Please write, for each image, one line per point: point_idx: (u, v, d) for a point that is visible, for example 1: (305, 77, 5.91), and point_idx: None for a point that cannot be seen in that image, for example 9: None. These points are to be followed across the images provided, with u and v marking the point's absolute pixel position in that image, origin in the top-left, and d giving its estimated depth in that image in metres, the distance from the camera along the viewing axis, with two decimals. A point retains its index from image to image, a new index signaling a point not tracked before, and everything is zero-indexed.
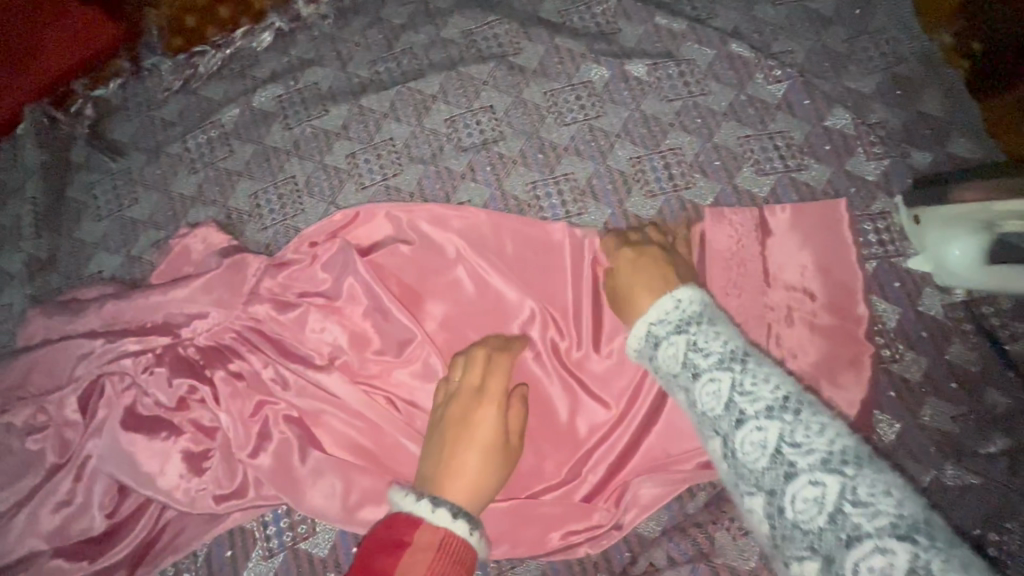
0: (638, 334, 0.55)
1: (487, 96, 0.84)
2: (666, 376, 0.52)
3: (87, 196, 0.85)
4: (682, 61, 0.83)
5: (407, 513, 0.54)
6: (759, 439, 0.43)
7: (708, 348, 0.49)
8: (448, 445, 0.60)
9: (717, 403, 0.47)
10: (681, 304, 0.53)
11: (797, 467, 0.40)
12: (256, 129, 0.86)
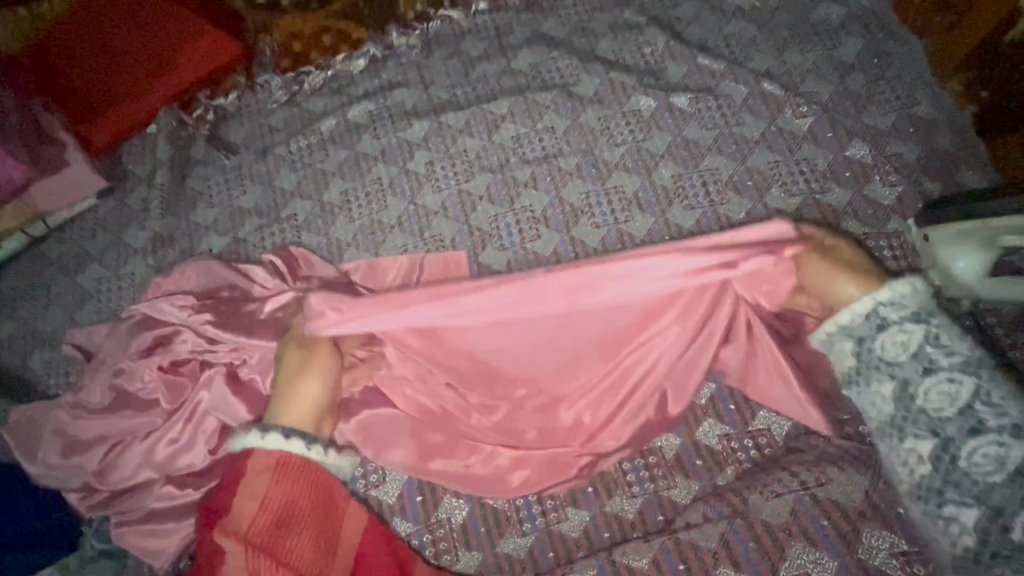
0: (860, 308, 0.60)
1: (549, 118, 0.97)
2: (870, 360, 0.60)
3: (203, 186, 0.99)
4: (720, 96, 0.95)
5: (248, 447, 0.63)
6: (949, 390, 0.56)
7: (915, 322, 0.59)
8: (283, 390, 0.67)
9: (891, 347, 0.59)
10: (904, 296, 0.60)
11: (987, 422, 0.54)
12: (349, 136, 1.00)
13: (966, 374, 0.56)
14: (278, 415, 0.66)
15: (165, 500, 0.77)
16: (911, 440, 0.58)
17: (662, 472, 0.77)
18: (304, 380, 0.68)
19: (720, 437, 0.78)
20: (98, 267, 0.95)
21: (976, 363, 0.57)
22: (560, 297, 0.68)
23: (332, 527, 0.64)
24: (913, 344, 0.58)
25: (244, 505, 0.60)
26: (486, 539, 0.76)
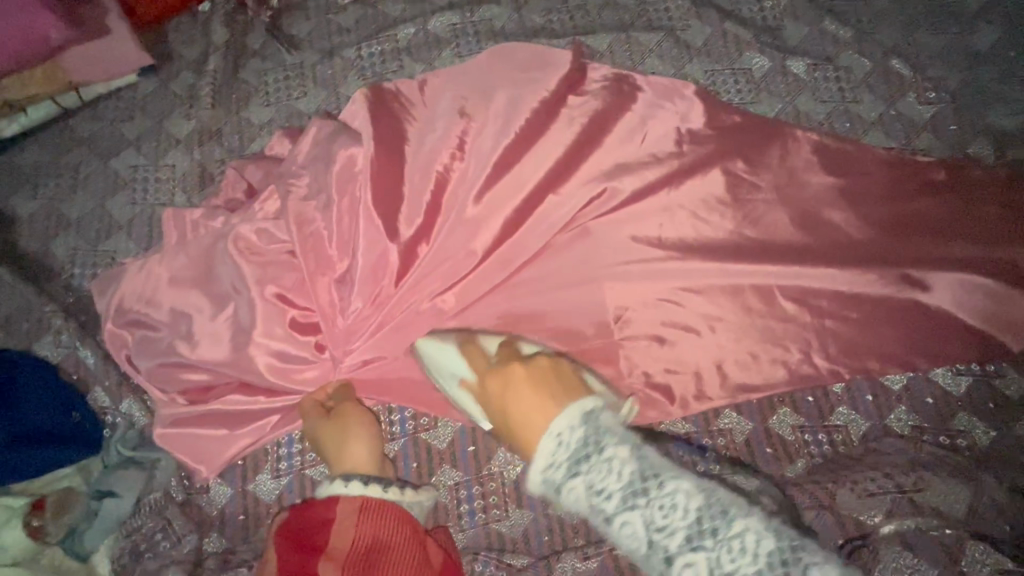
0: (540, 467, 0.54)
1: (652, 63, 0.88)
2: (578, 508, 0.53)
3: (260, 81, 0.89)
4: (840, 67, 0.87)
5: (326, 497, 0.59)
6: (635, 529, 0.49)
7: (605, 487, 0.51)
8: (325, 448, 0.66)
9: (625, 536, 0.50)
10: (563, 439, 0.53)
11: (672, 544, 0.48)
12: (428, 50, 0.90)
13: (697, 545, 0.47)
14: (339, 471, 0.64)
15: (217, 410, 0.72)
16: None
17: (731, 453, 0.74)
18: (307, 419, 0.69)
19: (792, 426, 0.75)
20: (134, 152, 0.86)
21: (709, 509, 0.48)
22: (579, 134, 0.78)
23: (423, 556, 0.57)
24: (626, 473, 0.51)
25: (341, 536, 0.56)
26: (539, 500, 0.72)
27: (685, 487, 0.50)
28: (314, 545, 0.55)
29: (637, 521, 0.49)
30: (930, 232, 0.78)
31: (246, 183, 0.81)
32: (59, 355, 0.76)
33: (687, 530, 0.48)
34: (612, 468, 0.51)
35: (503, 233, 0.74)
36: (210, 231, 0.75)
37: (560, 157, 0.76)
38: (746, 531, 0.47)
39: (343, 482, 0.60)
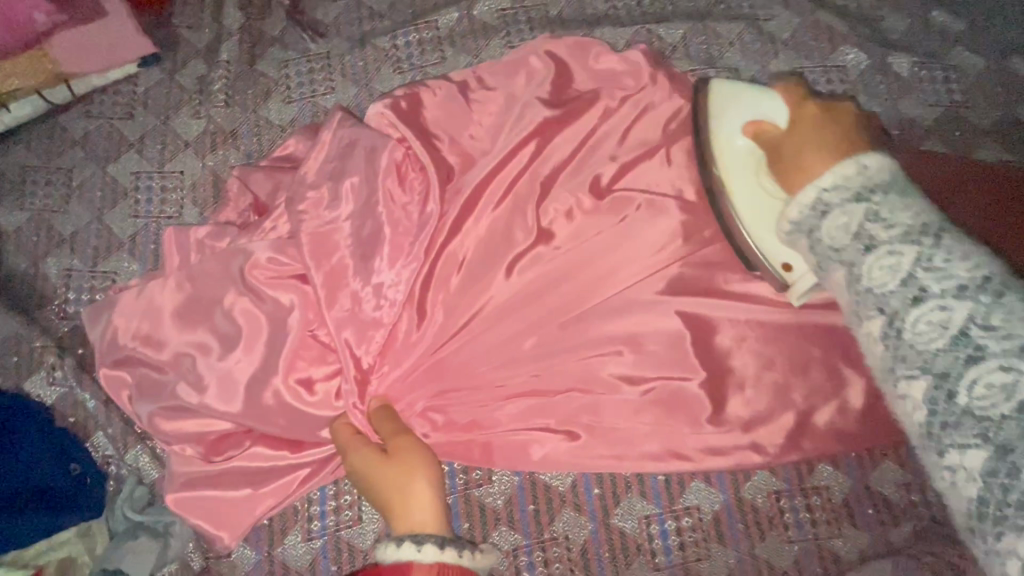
0: (802, 201, 0.50)
1: (732, 58, 0.77)
2: (822, 252, 0.49)
3: (280, 74, 0.77)
4: (949, 67, 0.76)
5: (393, 564, 0.50)
6: (1003, 383, 0.39)
7: (892, 219, 0.46)
8: (376, 486, 0.56)
9: (873, 272, 0.46)
10: (863, 167, 0.49)
11: (988, 350, 0.40)
12: (474, 40, 0.78)
13: (963, 297, 0.42)
14: (399, 523, 0.54)
15: (238, 466, 0.62)
16: (903, 384, 0.44)
17: (828, 516, 0.64)
18: (349, 454, 0.59)
19: (899, 484, 0.65)
20: (136, 156, 0.74)
21: (987, 280, 0.42)
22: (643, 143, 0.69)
23: None
24: (903, 269, 0.44)
25: None
26: (610, 567, 0.63)
27: (961, 248, 0.44)
28: None
29: (986, 443, 0.40)
30: None
31: (267, 194, 0.69)
32: (55, 396, 0.66)
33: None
34: (957, 253, 0.43)
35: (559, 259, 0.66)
36: (229, 255, 0.64)
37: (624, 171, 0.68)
38: (994, 274, 0.42)
39: (853, 159, 0.49)
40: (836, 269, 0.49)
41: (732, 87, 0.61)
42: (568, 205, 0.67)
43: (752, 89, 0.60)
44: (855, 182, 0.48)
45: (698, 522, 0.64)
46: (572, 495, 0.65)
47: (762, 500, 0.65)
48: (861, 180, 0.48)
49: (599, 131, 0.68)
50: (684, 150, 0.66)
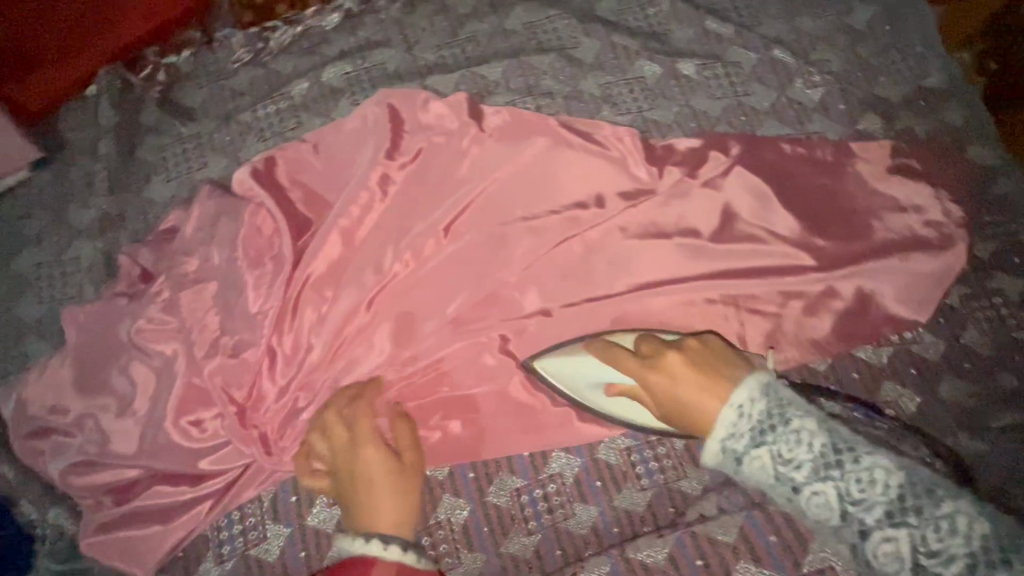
0: (712, 451, 0.57)
1: (547, 84, 0.89)
2: (756, 484, 0.57)
3: (158, 159, 0.88)
4: (728, 64, 0.89)
5: (359, 556, 0.58)
6: (892, 549, 0.51)
7: (795, 457, 0.54)
8: (369, 486, 0.63)
9: (812, 507, 0.54)
10: (745, 410, 0.56)
11: (866, 521, 0.52)
12: (325, 103, 0.90)
13: (825, 477, 0.53)
14: (366, 521, 0.62)
15: (146, 505, 0.70)
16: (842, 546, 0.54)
17: (672, 462, 0.74)
18: (361, 450, 0.65)
19: None
20: (36, 250, 0.83)
21: (825, 454, 0.54)
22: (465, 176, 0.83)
23: None
24: (771, 469, 0.55)
25: None
26: (490, 540, 0.71)
27: (805, 432, 0.55)
28: None
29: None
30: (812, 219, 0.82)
31: (153, 265, 0.79)
32: None
33: (964, 557, 0.49)
34: (797, 440, 0.54)
35: (408, 281, 0.78)
36: (121, 322, 0.74)
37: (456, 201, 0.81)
38: (803, 427, 0.55)
39: (743, 390, 0.58)
40: (772, 485, 0.56)
41: (557, 357, 0.73)
42: (410, 235, 0.79)
43: (622, 337, 0.72)
44: (745, 424, 0.56)
45: (563, 487, 0.73)
46: (451, 482, 0.74)
47: (614, 458, 0.74)
48: (749, 423, 0.56)
49: (429, 173, 0.82)
50: (492, 179, 0.83)
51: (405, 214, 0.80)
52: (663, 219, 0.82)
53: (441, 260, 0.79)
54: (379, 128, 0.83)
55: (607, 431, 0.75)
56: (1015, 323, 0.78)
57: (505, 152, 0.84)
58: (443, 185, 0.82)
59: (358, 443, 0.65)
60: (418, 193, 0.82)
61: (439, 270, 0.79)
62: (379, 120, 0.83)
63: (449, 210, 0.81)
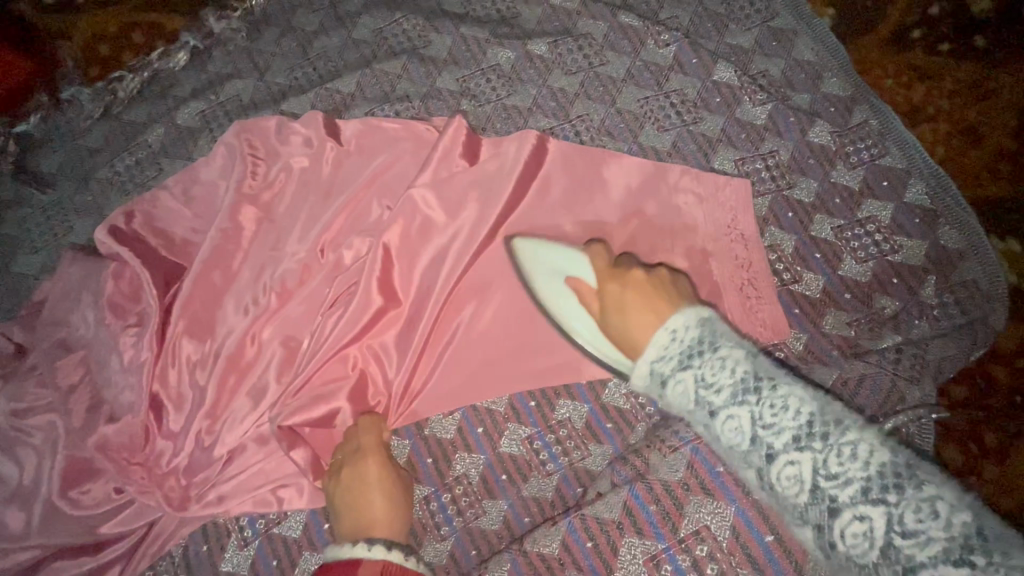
0: (646, 361, 0.53)
1: (403, 88, 0.89)
2: (678, 411, 0.51)
3: (21, 231, 0.85)
4: (579, 37, 0.89)
5: (344, 560, 0.59)
6: (734, 424, 0.47)
7: (716, 381, 0.48)
8: (356, 492, 0.66)
9: (783, 480, 0.45)
10: (676, 334, 0.52)
11: (774, 446, 0.46)
12: (184, 145, 0.88)
13: (803, 449, 0.45)
14: (357, 526, 0.63)
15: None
16: (797, 529, 0.46)
17: (575, 443, 0.74)
18: (365, 462, 0.68)
19: (626, 394, 0.75)
20: None
21: (883, 474, 0.42)
22: (326, 195, 0.81)
23: None
24: (692, 391, 0.49)
25: None
26: None
27: (786, 397, 0.46)
28: None
29: (806, 523, 0.45)
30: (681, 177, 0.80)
31: (23, 341, 0.77)
32: None
33: (858, 486, 0.42)
34: (721, 366, 0.49)
35: (284, 311, 0.77)
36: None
37: (324, 221, 0.79)
38: (790, 395, 0.47)
39: (692, 313, 0.53)
40: (695, 424, 0.51)
41: (531, 242, 0.73)
42: (281, 264, 0.78)
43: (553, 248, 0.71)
44: (687, 336, 0.52)
45: (469, 487, 0.73)
46: None
47: (517, 449, 0.74)
48: (676, 347, 0.51)
49: (294, 199, 0.81)
50: (352, 192, 0.80)
51: (274, 242, 0.79)
52: (530, 204, 0.79)
53: (313, 287, 0.77)
54: (235, 162, 0.82)
55: (508, 424, 0.75)
56: (888, 247, 0.79)
57: (365, 166, 0.82)
58: (306, 206, 0.81)
59: (368, 456, 0.69)
60: (285, 221, 0.80)
61: (316, 297, 0.77)
62: (237, 154, 0.82)
63: (316, 232, 0.79)
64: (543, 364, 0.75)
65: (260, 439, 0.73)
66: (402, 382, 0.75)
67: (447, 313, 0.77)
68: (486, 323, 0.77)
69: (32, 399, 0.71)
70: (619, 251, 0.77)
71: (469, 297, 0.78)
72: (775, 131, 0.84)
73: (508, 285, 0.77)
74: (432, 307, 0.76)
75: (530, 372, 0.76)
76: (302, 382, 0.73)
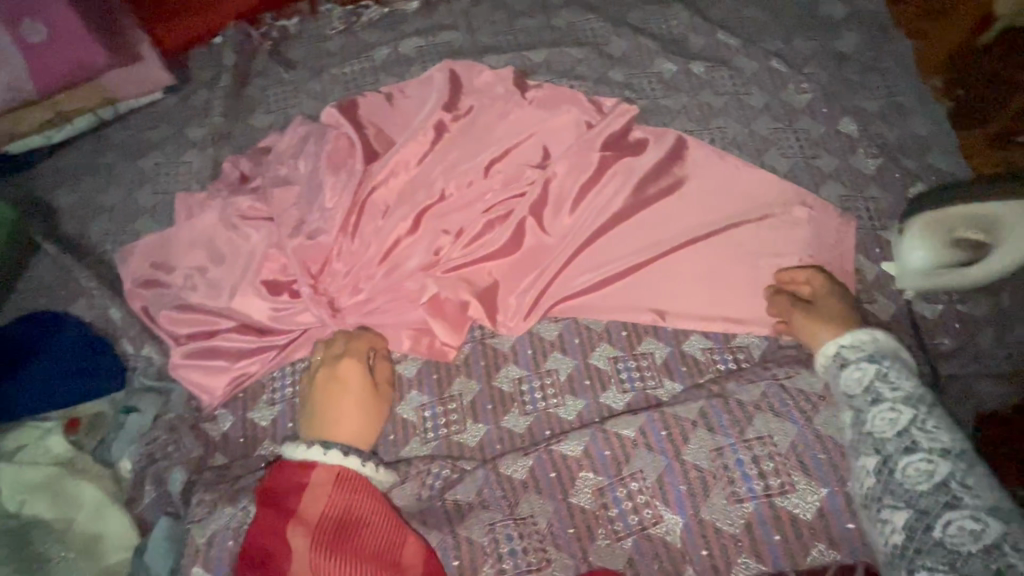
0: (827, 351, 0.71)
1: (581, 70, 1.09)
2: (841, 395, 0.68)
3: (261, 95, 1.09)
4: (733, 68, 1.08)
5: (298, 460, 0.68)
6: (891, 417, 0.63)
7: (898, 384, 0.65)
8: (324, 396, 0.76)
9: (911, 471, 0.60)
10: (870, 339, 0.69)
11: (921, 444, 0.61)
12: (399, 66, 1.10)
13: (947, 458, 0.59)
14: (324, 431, 0.73)
15: (224, 344, 0.86)
16: (889, 511, 0.59)
17: (652, 373, 0.88)
18: (340, 369, 0.78)
19: (703, 348, 0.90)
20: (157, 153, 1.04)
21: (999, 509, 0.54)
22: (503, 128, 1.00)
23: (365, 501, 0.66)
24: (867, 379, 0.67)
25: (314, 498, 0.65)
26: (492, 415, 0.86)
27: (942, 425, 0.62)
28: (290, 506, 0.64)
29: (910, 507, 0.58)
30: (790, 195, 0.97)
31: (248, 171, 0.99)
32: (95, 316, 0.92)
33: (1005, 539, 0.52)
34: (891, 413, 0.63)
35: (450, 204, 0.96)
36: (222, 206, 0.92)
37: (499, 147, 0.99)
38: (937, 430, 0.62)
39: (867, 331, 0.70)
40: (847, 411, 0.68)
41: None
42: (457, 170, 0.97)
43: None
44: (869, 347, 0.69)
45: (556, 381, 0.88)
46: (465, 366, 0.89)
47: (604, 364, 0.89)
48: (874, 346, 0.69)
49: (477, 124, 1.01)
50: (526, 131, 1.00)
51: (455, 151, 0.99)
52: (662, 184, 0.98)
53: (477, 193, 0.97)
54: (442, 87, 1.03)
55: (601, 342, 0.90)
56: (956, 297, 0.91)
57: (539, 116, 1.01)
58: (486, 132, 1.00)
59: (345, 358, 0.79)
60: (467, 138, 1.00)
61: (476, 201, 0.96)
62: (442, 81, 1.03)
63: (490, 153, 0.98)
64: (647, 309, 0.92)
65: (404, 292, 0.90)
66: (525, 285, 0.92)
67: (574, 245, 0.94)
68: (603, 263, 0.94)
69: (251, 210, 0.92)
70: (726, 240, 0.94)
71: (595, 239, 0.95)
72: (880, 181, 0.99)
73: (628, 242, 0.95)
74: (565, 239, 0.95)
75: (627, 311, 0.92)
76: (454, 263, 0.92)
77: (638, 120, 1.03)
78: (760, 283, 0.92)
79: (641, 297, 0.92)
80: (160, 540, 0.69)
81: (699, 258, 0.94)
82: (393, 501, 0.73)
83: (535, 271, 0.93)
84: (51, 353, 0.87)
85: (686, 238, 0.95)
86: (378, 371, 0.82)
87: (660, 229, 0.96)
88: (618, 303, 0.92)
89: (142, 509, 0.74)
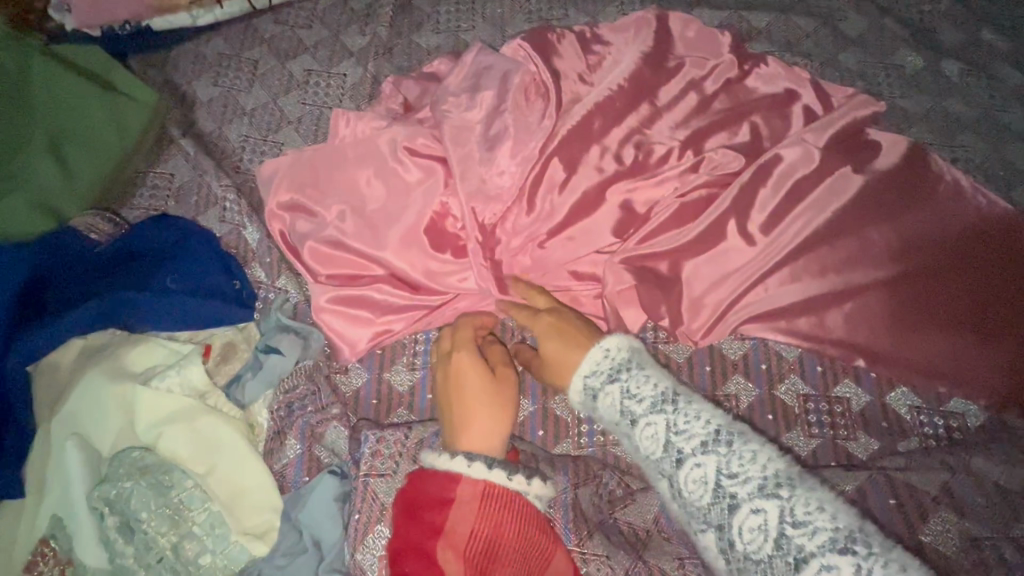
0: (574, 388, 0.64)
1: (807, 46, 0.92)
2: (607, 424, 0.63)
3: (432, 11, 0.95)
4: (994, 76, 0.90)
5: (442, 471, 0.60)
6: (654, 433, 0.59)
7: (639, 393, 0.60)
8: (450, 393, 0.66)
9: (689, 483, 0.56)
10: (610, 352, 0.63)
11: (685, 450, 0.57)
12: (593, 5, 0.95)
13: (771, 497, 0.53)
14: (460, 437, 0.63)
15: (373, 294, 0.76)
16: (703, 537, 0.56)
17: (846, 422, 0.76)
18: (456, 360, 0.67)
19: (910, 406, 0.77)
20: (308, 58, 0.92)
21: (851, 533, 0.50)
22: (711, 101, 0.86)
23: (516, 515, 0.59)
24: (617, 390, 0.61)
25: (459, 518, 0.58)
26: None
27: (749, 453, 0.55)
28: (430, 524, 0.58)
29: None
30: None
31: (413, 96, 0.86)
32: (224, 230, 0.81)
33: (826, 536, 0.50)
34: (694, 415, 0.58)
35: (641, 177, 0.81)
36: (384, 131, 0.80)
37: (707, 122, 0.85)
38: (710, 423, 0.57)
39: (602, 344, 0.64)
40: (626, 440, 0.62)
41: None
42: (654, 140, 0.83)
43: None
44: (606, 363, 0.63)
45: (735, 408, 0.76)
46: None
47: (791, 400, 0.77)
48: (608, 363, 0.63)
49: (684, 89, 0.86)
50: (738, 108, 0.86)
51: (654, 117, 0.84)
52: (890, 200, 0.82)
53: (671, 170, 0.82)
54: (650, 37, 0.88)
55: (790, 374, 0.79)
56: None
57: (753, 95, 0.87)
58: (692, 102, 0.86)
59: (455, 350, 0.68)
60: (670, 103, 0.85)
61: (670, 179, 0.82)
62: (650, 31, 0.88)
63: (695, 128, 0.85)
64: (846, 344, 0.78)
65: (582, 275, 0.80)
66: (712, 290, 0.79)
67: (774, 253, 0.80)
68: (803, 280, 0.79)
69: (418, 141, 0.79)
70: (957, 283, 0.79)
71: (800, 249, 0.80)
72: None
73: (839, 260, 0.80)
74: (764, 244, 0.80)
75: (822, 341, 0.78)
76: (641, 250, 0.79)
77: (873, 119, 0.86)
78: (989, 343, 0.77)
79: (841, 329, 0.79)
80: (325, 500, 0.63)
81: (920, 297, 0.79)
82: (580, 504, 0.68)
83: (725, 276, 0.80)
84: (174, 263, 0.76)
85: (909, 270, 0.80)
86: (495, 358, 0.69)
87: (880, 253, 0.80)
88: (813, 331, 0.79)
89: (283, 465, 0.68)
